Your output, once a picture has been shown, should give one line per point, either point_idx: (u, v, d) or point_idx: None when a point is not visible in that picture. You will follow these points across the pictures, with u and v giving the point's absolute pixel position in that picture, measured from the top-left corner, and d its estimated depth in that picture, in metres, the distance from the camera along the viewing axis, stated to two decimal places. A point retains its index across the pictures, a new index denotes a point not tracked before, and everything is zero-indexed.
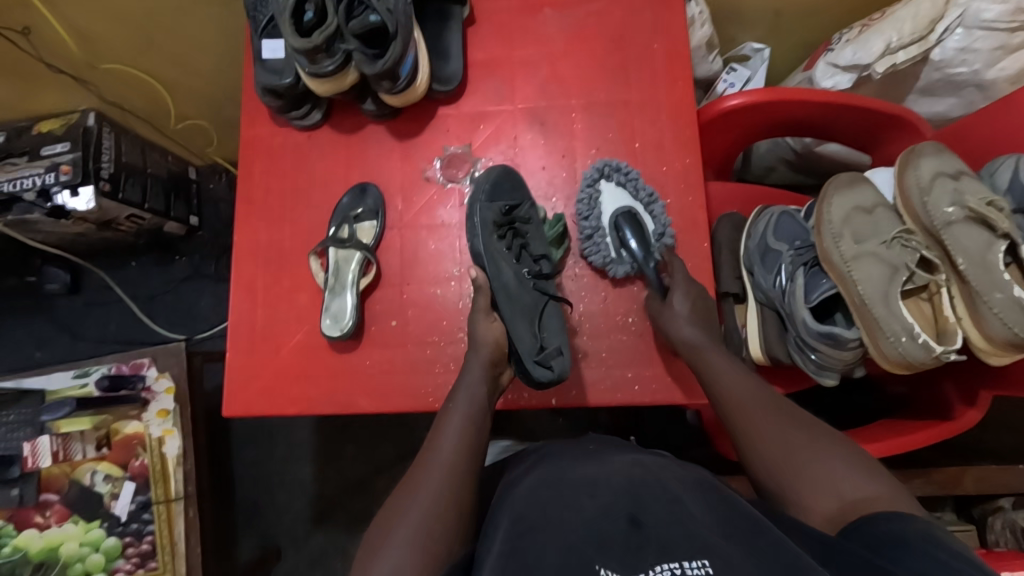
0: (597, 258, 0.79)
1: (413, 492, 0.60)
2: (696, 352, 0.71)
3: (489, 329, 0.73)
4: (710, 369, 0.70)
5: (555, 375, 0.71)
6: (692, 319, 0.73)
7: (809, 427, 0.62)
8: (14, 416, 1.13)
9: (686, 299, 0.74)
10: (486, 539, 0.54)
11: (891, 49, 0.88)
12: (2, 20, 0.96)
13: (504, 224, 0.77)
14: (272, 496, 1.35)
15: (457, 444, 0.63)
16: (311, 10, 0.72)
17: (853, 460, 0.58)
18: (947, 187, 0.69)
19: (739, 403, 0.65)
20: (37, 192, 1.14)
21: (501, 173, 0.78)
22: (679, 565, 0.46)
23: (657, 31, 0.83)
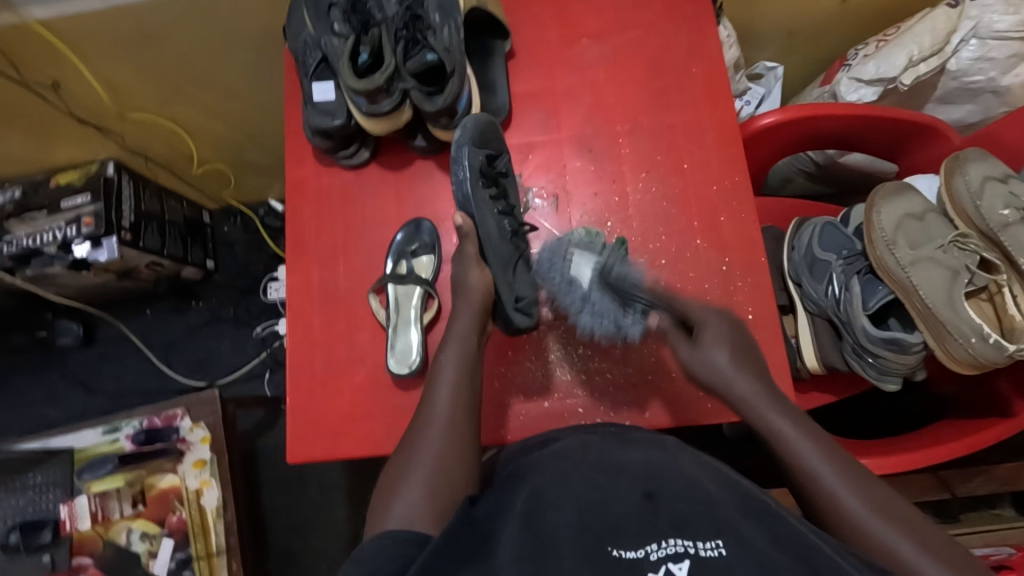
0: (603, 326, 0.78)
1: (415, 448, 0.60)
2: (745, 406, 0.63)
3: (480, 276, 0.73)
4: (775, 432, 0.61)
5: (531, 324, 0.76)
6: (737, 370, 0.65)
7: (879, 486, 0.55)
8: (42, 478, 1.08)
9: (720, 341, 0.67)
10: (500, 494, 0.56)
11: (913, 61, 0.93)
12: (31, 76, 0.95)
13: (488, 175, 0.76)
14: (308, 542, 1.30)
15: (453, 397, 0.64)
16: (366, 52, 0.73)
17: (944, 554, 0.49)
18: (998, 190, 0.72)
19: (817, 480, 0.56)
20: (58, 244, 1.11)
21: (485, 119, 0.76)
22: (693, 545, 0.45)
23: (694, 55, 0.86)
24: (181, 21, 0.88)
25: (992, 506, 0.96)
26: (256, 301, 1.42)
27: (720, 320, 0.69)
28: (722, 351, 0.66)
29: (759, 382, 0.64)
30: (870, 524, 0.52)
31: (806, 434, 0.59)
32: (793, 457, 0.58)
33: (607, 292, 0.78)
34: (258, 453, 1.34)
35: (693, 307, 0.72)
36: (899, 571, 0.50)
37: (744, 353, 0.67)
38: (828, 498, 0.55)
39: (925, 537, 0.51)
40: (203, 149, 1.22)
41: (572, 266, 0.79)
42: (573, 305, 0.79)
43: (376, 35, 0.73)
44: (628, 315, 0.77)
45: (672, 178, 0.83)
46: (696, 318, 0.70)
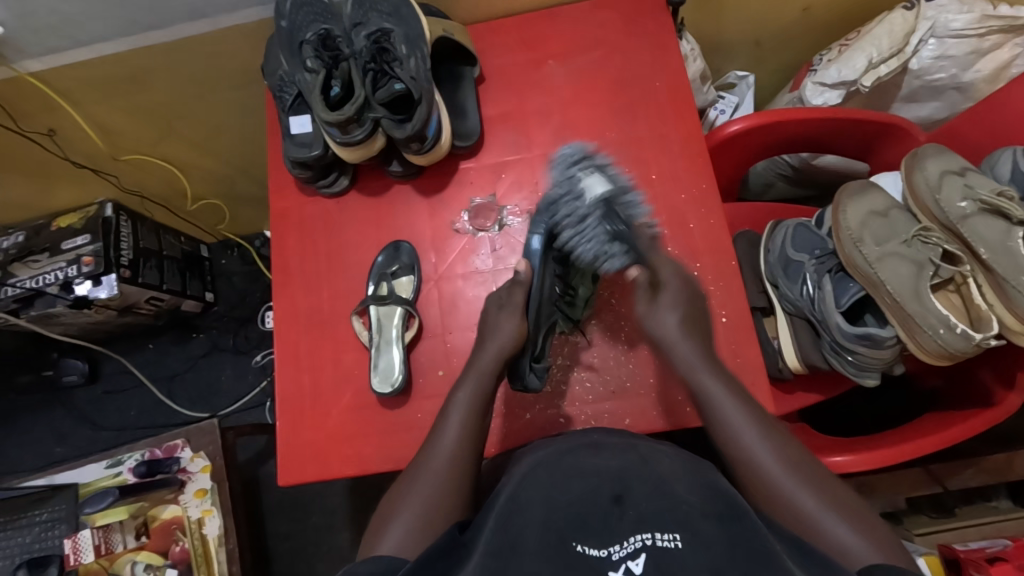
0: (588, 250, 0.70)
1: (414, 478, 0.61)
2: (686, 368, 0.66)
3: (511, 323, 0.72)
4: (708, 396, 0.64)
5: (536, 388, 0.77)
6: (683, 333, 0.67)
7: (831, 489, 0.56)
8: (48, 513, 1.09)
9: (676, 304, 0.69)
10: (484, 509, 0.57)
11: (873, 64, 0.95)
12: (29, 125, 0.99)
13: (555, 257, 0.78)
14: (312, 568, 1.31)
15: (460, 434, 0.64)
16: (338, 85, 0.79)
17: (851, 515, 0.54)
18: (956, 183, 0.74)
19: (742, 443, 0.60)
20: (60, 285, 1.14)
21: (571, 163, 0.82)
22: (651, 537, 0.48)
23: (657, 70, 0.89)
24: (167, 66, 0.92)
25: (987, 499, 0.96)
26: (254, 330, 1.45)
27: (681, 284, 0.71)
28: (674, 313, 0.68)
29: (699, 342, 0.68)
30: (783, 482, 0.56)
31: (732, 392, 0.63)
32: (722, 419, 0.62)
33: (605, 224, 0.70)
34: (261, 481, 1.36)
35: (665, 264, 0.72)
36: (806, 528, 0.54)
37: (693, 322, 0.69)
38: (752, 463, 0.59)
39: (831, 497, 0.55)
40: (196, 185, 1.26)
41: (579, 187, 0.71)
42: (567, 214, 0.71)
43: (346, 68, 0.78)
44: (611, 250, 0.71)
45: (642, 189, 0.86)
46: (662, 276, 0.71)
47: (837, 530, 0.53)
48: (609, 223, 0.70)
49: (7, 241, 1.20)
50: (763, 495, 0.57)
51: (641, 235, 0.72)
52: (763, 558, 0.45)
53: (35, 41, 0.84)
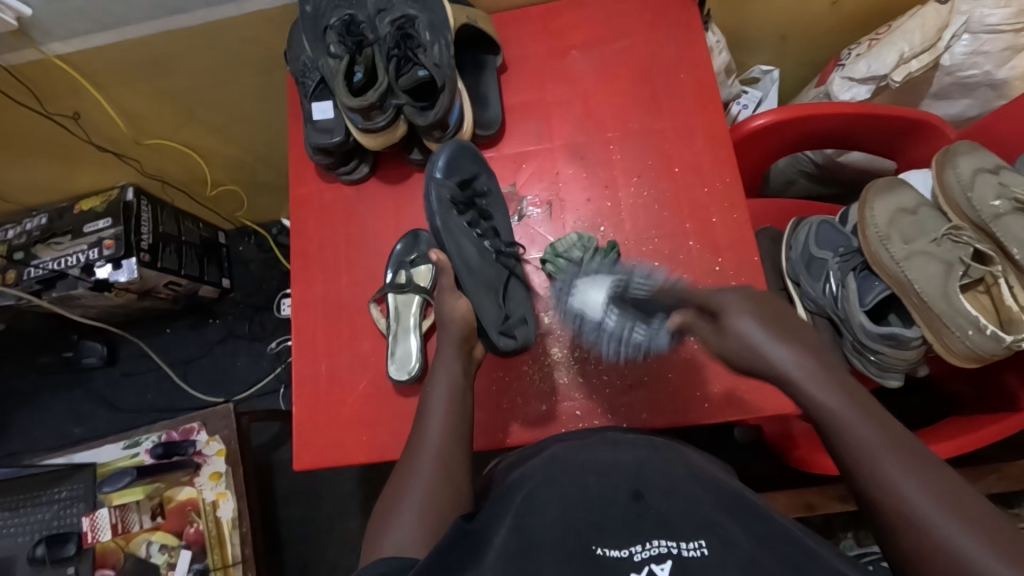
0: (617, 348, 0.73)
1: (411, 472, 0.60)
2: (793, 388, 0.55)
3: (455, 306, 0.72)
4: (828, 417, 0.53)
5: (520, 343, 0.76)
6: (772, 336, 0.56)
7: (961, 503, 0.45)
8: (67, 492, 1.11)
9: (745, 311, 0.58)
10: (497, 505, 0.55)
11: (904, 59, 0.93)
12: (54, 108, 1.00)
13: (461, 201, 0.79)
14: (322, 553, 1.32)
15: (455, 428, 0.64)
16: (360, 71, 0.78)
17: (985, 532, 0.43)
18: (990, 181, 0.73)
19: (856, 439, 0.50)
20: (81, 268, 1.16)
21: (463, 143, 0.81)
22: (676, 545, 0.46)
23: (682, 61, 0.88)
24: (191, 50, 0.93)
25: (1010, 505, 0.93)
26: (270, 317, 1.46)
27: (738, 297, 0.59)
28: (747, 320, 0.57)
29: (807, 357, 0.55)
30: (899, 485, 0.47)
31: (855, 408, 0.52)
32: (848, 442, 0.51)
33: (625, 313, 0.72)
34: (274, 467, 1.37)
35: (710, 290, 0.62)
36: (941, 560, 0.43)
37: (772, 319, 0.58)
38: (879, 479, 0.48)
39: (953, 499, 0.45)
40: (216, 170, 1.26)
41: (573, 289, 0.77)
42: (611, 348, 0.74)
43: (369, 54, 0.78)
44: (648, 327, 0.70)
45: (664, 182, 0.85)
46: (718, 300, 0.60)
47: (961, 540, 0.43)
48: (627, 309, 0.73)
49: (31, 223, 1.21)
50: (894, 520, 0.47)
51: (665, 296, 0.68)
52: (794, 564, 0.43)
53: (62, 24, 0.84)
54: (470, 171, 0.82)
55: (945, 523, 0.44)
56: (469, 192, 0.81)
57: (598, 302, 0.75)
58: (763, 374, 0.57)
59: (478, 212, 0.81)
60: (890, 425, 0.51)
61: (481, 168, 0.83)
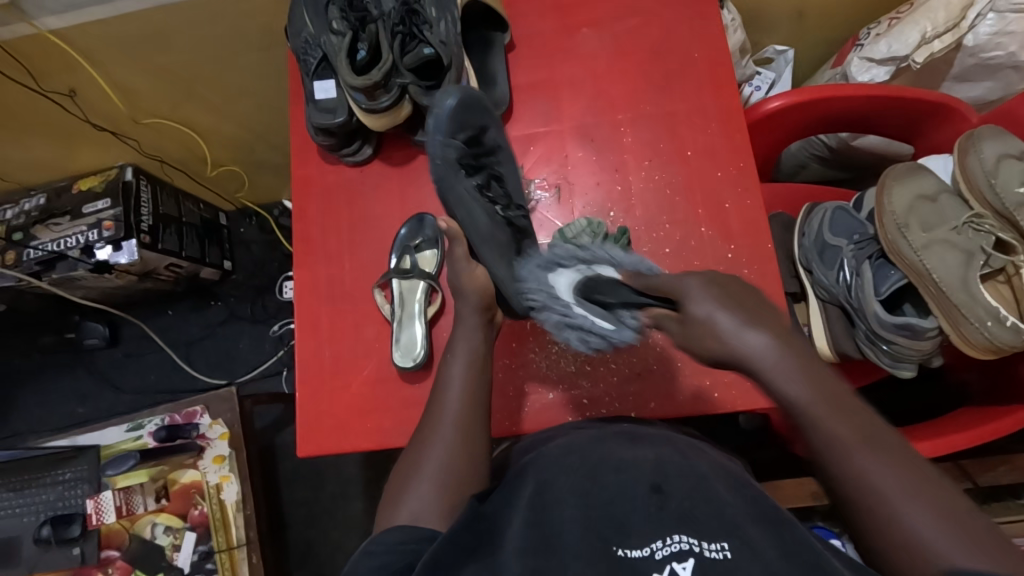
0: (580, 343, 0.65)
1: (427, 443, 0.59)
2: (762, 381, 0.53)
3: (472, 277, 0.69)
4: (806, 417, 0.52)
5: (544, 309, 0.70)
6: (741, 325, 0.53)
7: (930, 491, 0.47)
8: (71, 473, 1.10)
9: (710, 297, 0.55)
10: (511, 490, 0.56)
11: (926, 39, 0.89)
12: (49, 85, 0.98)
13: (469, 162, 0.75)
14: (325, 534, 1.32)
15: (471, 396, 0.62)
16: (364, 49, 0.75)
17: (945, 517, 0.46)
18: (1014, 168, 0.71)
19: (826, 435, 0.51)
20: (81, 249, 1.14)
21: (466, 94, 0.74)
22: (698, 543, 0.46)
23: (696, 40, 0.85)
24: (188, 25, 0.90)
25: (1017, 496, 0.93)
26: (272, 299, 1.45)
27: (697, 280, 0.57)
28: (707, 305, 0.54)
29: (773, 338, 0.53)
30: (871, 481, 0.49)
31: (825, 404, 0.52)
32: (826, 441, 0.51)
33: (593, 304, 0.64)
34: (277, 449, 1.37)
35: (677, 280, 0.58)
36: (898, 540, 0.47)
37: (733, 297, 0.55)
38: (850, 472, 0.50)
39: (922, 490, 0.48)
40: (215, 150, 1.23)
41: (551, 284, 0.69)
42: (552, 320, 0.67)
43: (373, 31, 0.75)
44: (616, 320, 0.62)
45: (676, 166, 0.82)
46: (681, 291, 0.57)
47: (922, 527, 0.46)
48: (598, 298, 0.64)
49: (29, 203, 1.20)
50: (865, 509, 0.49)
51: (631, 283, 0.63)
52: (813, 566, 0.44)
53: None
54: (481, 123, 0.76)
55: (908, 506, 0.47)
56: (481, 148, 0.77)
57: (565, 289, 0.68)
58: (732, 364, 0.54)
59: (489, 174, 0.77)
60: (864, 422, 0.51)
61: (490, 121, 0.77)
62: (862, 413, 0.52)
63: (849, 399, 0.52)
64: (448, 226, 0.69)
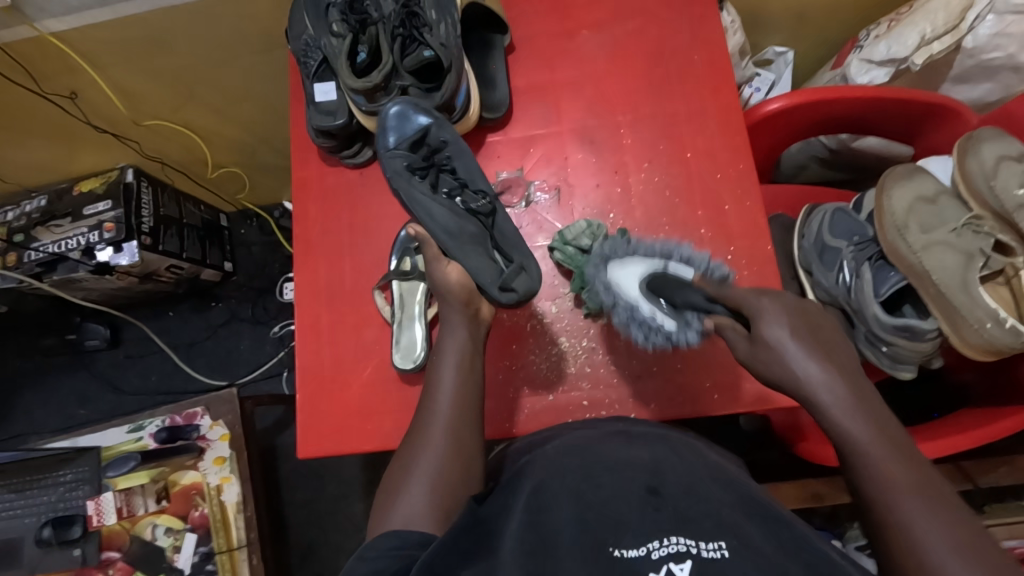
0: (659, 340, 0.68)
1: (419, 448, 0.59)
2: (814, 407, 0.56)
3: (445, 271, 0.67)
4: (852, 450, 0.53)
5: (522, 295, 0.69)
6: (807, 351, 0.56)
7: (981, 552, 0.45)
8: (71, 475, 1.10)
9: (780, 319, 0.58)
10: (508, 493, 0.56)
11: (926, 40, 0.89)
12: (50, 87, 0.98)
13: (419, 164, 0.75)
14: (326, 535, 1.32)
15: (465, 399, 0.62)
16: (364, 51, 0.76)
17: (990, 572, 0.44)
18: (1015, 169, 0.70)
19: (874, 472, 0.52)
20: (81, 250, 1.14)
21: (398, 108, 0.74)
22: (695, 544, 0.46)
23: (695, 42, 0.85)
24: (189, 28, 0.90)
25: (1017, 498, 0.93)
26: (273, 301, 1.45)
27: (772, 302, 0.59)
28: (780, 329, 0.57)
29: (840, 374, 0.56)
30: (913, 523, 0.48)
31: (882, 443, 0.53)
32: (870, 477, 0.52)
33: (663, 302, 0.69)
34: (278, 451, 1.37)
35: (745, 297, 0.61)
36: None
37: (813, 329, 0.58)
38: (886, 510, 0.50)
39: (972, 547, 0.45)
40: (216, 152, 1.24)
41: (604, 270, 0.73)
42: (621, 318, 0.70)
43: (374, 33, 0.75)
44: (679, 319, 0.67)
45: (675, 168, 0.82)
46: (749, 307, 0.59)
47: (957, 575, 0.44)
48: (664, 299, 0.69)
49: (31, 205, 1.20)
50: (899, 548, 0.48)
51: (703, 287, 0.66)
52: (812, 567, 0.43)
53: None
54: (418, 130, 0.75)
55: (947, 560, 0.45)
56: (428, 147, 0.75)
57: (635, 286, 0.71)
58: (789, 391, 0.57)
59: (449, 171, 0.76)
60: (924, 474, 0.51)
61: (433, 120, 0.75)
62: (925, 465, 0.52)
63: (908, 448, 0.53)
64: (416, 233, 0.70)
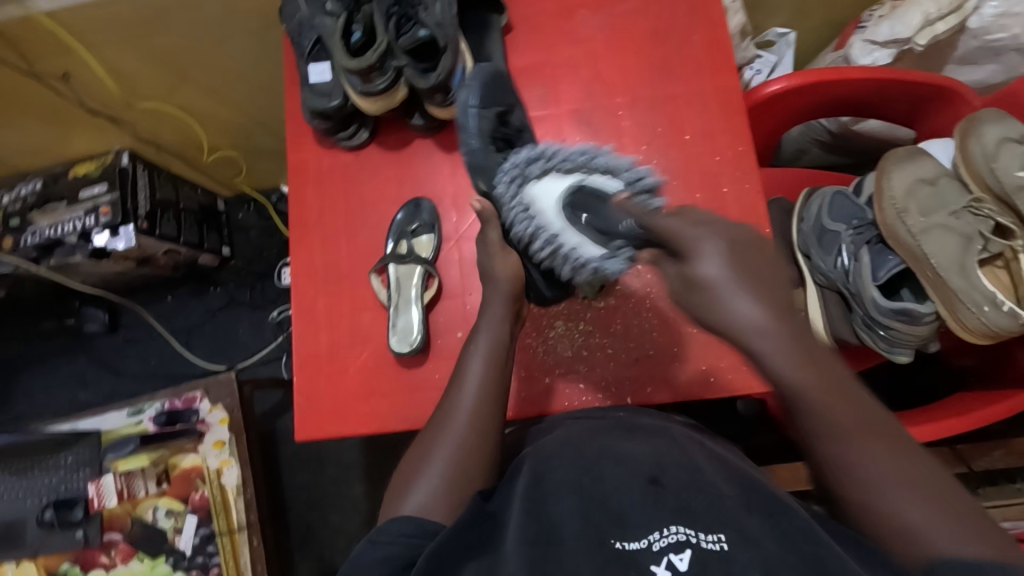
0: (569, 267, 0.64)
1: (437, 435, 0.60)
2: (756, 355, 0.47)
3: (506, 264, 0.69)
4: (802, 398, 0.48)
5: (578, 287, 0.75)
6: (739, 283, 0.46)
7: (923, 482, 0.46)
8: (71, 458, 1.11)
9: (716, 256, 0.47)
10: (510, 482, 0.57)
11: (930, 21, 0.87)
12: (43, 69, 0.97)
13: (499, 135, 0.75)
14: (326, 517, 1.33)
15: (483, 386, 0.63)
16: (359, 30, 0.74)
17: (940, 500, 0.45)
18: (1015, 152, 0.71)
19: (823, 422, 0.48)
20: (79, 235, 1.14)
21: (490, 73, 0.77)
22: (695, 535, 0.46)
23: (696, 21, 0.84)
24: (183, 7, 0.89)
25: (1012, 481, 0.94)
26: (271, 286, 1.45)
27: (711, 233, 0.48)
28: (716, 267, 0.46)
29: (774, 307, 0.46)
30: (870, 477, 0.47)
31: (820, 379, 0.48)
32: (819, 425, 0.48)
33: (587, 225, 0.62)
34: (276, 434, 1.38)
35: (673, 225, 0.50)
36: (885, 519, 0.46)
37: (745, 263, 0.47)
38: (843, 467, 0.48)
39: (926, 487, 0.45)
40: (213, 134, 1.22)
41: (534, 206, 0.66)
42: (542, 249, 0.65)
43: (368, 12, 0.74)
44: (607, 246, 0.61)
45: (673, 150, 0.82)
46: (684, 242, 0.48)
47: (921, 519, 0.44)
48: (584, 218, 0.63)
49: (26, 188, 1.19)
50: (855, 494, 0.47)
51: (627, 210, 0.58)
52: (814, 559, 0.44)
53: None
54: (505, 104, 0.77)
55: (855, 447, 0.47)
56: (508, 127, 0.77)
57: (555, 206, 0.65)
58: (722, 332, 0.48)
59: (522, 152, 0.77)
60: (864, 404, 0.49)
61: (515, 102, 0.78)
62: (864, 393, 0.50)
63: (848, 379, 0.49)
64: (483, 206, 0.71)
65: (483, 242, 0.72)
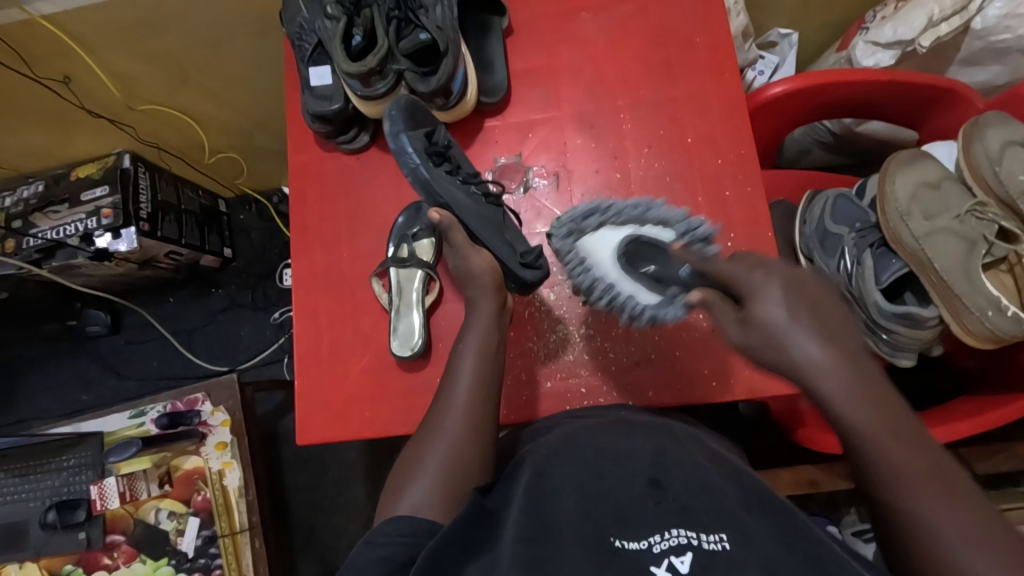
0: (630, 314, 0.67)
1: (434, 435, 0.60)
2: (817, 391, 0.51)
3: (479, 257, 0.70)
4: (864, 441, 0.50)
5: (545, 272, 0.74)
6: (804, 330, 0.50)
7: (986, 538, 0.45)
8: (74, 460, 1.11)
9: (777, 302, 0.51)
10: (509, 481, 0.56)
11: (933, 22, 0.87)
12: (44, 72, 0.97)
13: (433, 152, 0.75)
14: (328, 519, 1.34)
15: (478, 383, 0.63)
16: (359, 34, 0.74)
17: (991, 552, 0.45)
18: (1019, 155, 0.71)
19: (879, 466, 0.50)
20: (80, 237, 1.13)
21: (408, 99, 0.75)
22: (696, 536, 0.46)
23: (698, 23, 0.83)
24: (184, 11, 0.89)
25: (1016, 485, 0.94)
26: (273, 287, 1.45)
27: (766, 278, 0.52)
28: (777, 310, 0.50)
29: (838, 354, 0.50)
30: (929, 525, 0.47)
31: (879, 422, 0.50)
32: (872, 467, 0.50)
33: (643, 276, 0.67)
34: (278, 436, 1.38)
35: (733, 272, 0.55)
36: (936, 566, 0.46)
37: (807, 304, 0.51)
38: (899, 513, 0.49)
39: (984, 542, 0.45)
40: (213, 136, 1.22)
41: (587, 261, 0.69)
42: (600, 299, 0.68)
43: (368, 15, 0.74)
44: (663, 294, 0.66)
45: (675, 153, 0.81)
46: (742, 287, 0.53)
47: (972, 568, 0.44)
48: (643, 269, 0.67)
49: (28, 191, 1.19)
50: (911, 537, 0.48)
51: (683, 259, 0.63)
52: (816, 563, 0.44)
53: None
54: (427, 127, 0.76)
55: (912, 497, 0.49)
56: (438, 145, 0.76)
57: (610, 255, 0.69)
58: (789, 372, 0.51)
59: (456, 163, 0.76)
60: (925, 459, 0.49)
61: (434, 123, 0.78)
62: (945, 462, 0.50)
63: (914, 435, 0.51)
64: (441, 217, 0.70)
65: (450, 246, 0.72)
